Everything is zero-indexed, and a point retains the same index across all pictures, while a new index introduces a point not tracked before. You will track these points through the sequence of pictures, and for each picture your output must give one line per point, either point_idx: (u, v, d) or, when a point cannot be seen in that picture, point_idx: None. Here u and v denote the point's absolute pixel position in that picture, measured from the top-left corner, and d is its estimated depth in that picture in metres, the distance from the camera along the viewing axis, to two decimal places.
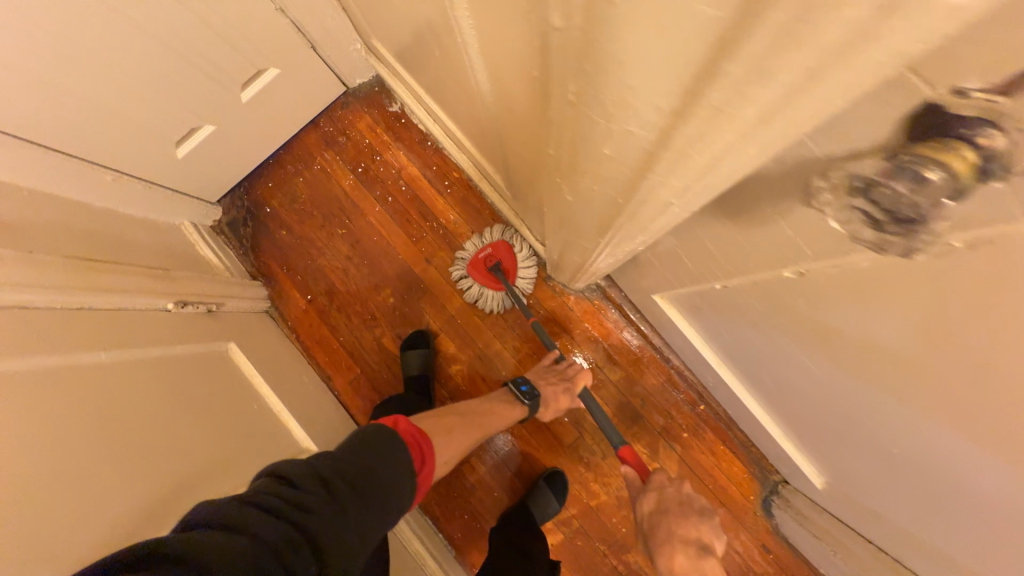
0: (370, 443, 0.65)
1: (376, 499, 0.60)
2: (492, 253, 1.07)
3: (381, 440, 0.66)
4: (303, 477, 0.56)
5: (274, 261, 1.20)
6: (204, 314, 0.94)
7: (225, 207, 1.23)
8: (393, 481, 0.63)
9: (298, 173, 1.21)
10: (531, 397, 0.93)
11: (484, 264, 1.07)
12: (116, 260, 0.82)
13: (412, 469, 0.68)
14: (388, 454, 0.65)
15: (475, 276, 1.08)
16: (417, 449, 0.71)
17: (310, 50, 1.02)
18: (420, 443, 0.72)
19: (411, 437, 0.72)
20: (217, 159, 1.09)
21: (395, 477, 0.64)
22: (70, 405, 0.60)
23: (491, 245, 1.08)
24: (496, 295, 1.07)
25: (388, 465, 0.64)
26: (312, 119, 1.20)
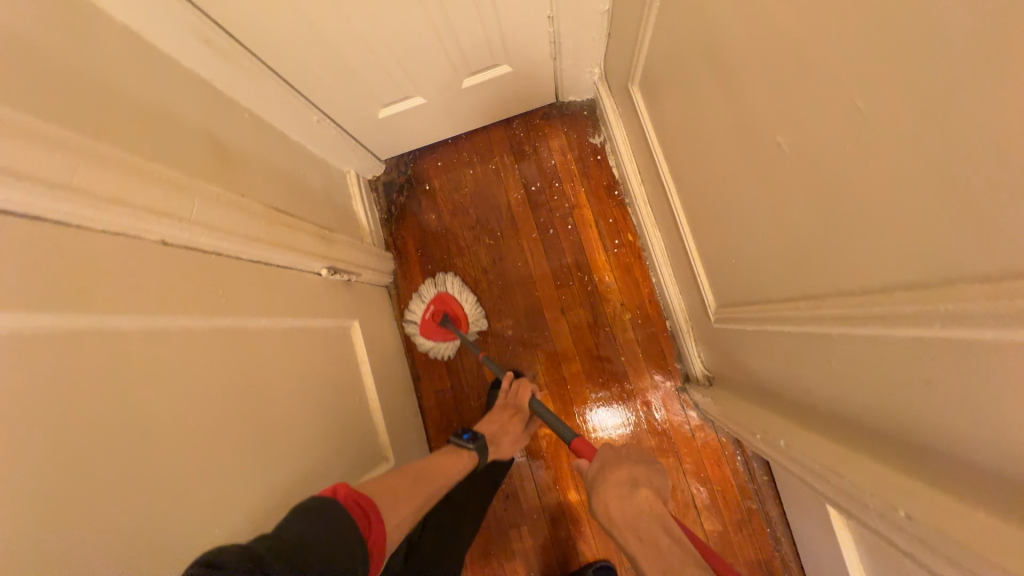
0: (319, 518, 0.49)
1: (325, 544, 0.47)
2: (437, 307, 1.07)
3: (315, 512, 0.50)
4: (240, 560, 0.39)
5: (411, 240, 1.17)
6: (343, 284, 0.91)
7: (388, 167, 1.20)
8: (352, 553, 0.48)
9: (470, 165, 1.15)
10: (477, 443, 0.83)
11: (432, 321, 1.06)
12: (296, 216, 0.80)
13: (360, 538, 0.51)
14: (325, 526, 0.49)
15: (431, 336, 1.07)
16: (366, 518, 0.54)
17: (550, 59, 0.94)
18: (368, 508, 0.55)
19: (359, 503, 0.55)
20: (407, 129, 1.05)
21: (353, 550, 0.49)
22: (233, 372, 0.58)
23: (433, 301, 1.08)
24: (449, 346, 1.07)
25: (345, 540, 0.49)
26: (506, 117, 1.13)
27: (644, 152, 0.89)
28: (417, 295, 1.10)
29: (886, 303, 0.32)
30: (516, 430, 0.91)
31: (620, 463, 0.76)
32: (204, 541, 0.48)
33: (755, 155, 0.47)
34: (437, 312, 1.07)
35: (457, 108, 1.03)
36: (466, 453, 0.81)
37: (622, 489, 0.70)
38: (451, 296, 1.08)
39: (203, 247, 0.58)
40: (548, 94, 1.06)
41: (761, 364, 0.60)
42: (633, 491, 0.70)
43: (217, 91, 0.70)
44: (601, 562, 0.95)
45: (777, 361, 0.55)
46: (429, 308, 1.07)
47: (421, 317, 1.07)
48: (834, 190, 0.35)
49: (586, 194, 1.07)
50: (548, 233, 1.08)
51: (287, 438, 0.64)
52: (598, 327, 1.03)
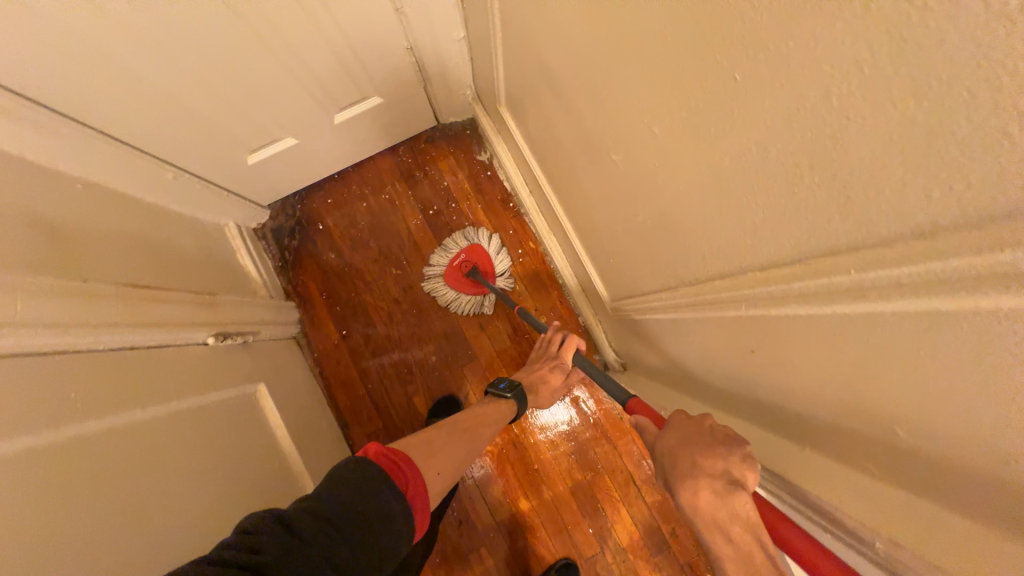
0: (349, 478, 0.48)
1: (359, 510, 0.45)
2: (468, 256, 1.05)
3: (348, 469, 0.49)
4: (271, 527, 0.40)
5: (314, 284, 1.11)
6: (239, 347, 0.84)
7: (273, 212, 1.12)
8: (388, 523, 0.47)
9: (363, 197, 1.12)
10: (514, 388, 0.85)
11: (461, 269, 1.05)
12: (165, 287, 0.72)
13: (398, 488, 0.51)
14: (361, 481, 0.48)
15: (450, 281, 1.06)
16: (407, 486, 0.53)
17: (421, 86, 0.95)
18: (407, 473, 0.54)
19: (399, 463, 0.54)
20: (285, 171, 1.00)
21: (390, 519, 0.47)
22: (109, 481, 0.50)
23: (465, 251, 1.06)
24: (475, 299, 1.05)
25: (383, 502, 0.48)
26: (391, 145, 1.12)
27: (524, 165, 0.93)
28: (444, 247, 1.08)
29: (711, 291, 0.37)
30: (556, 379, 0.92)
31: (704, 443, 0.43)
32: None
33: (599, 168, 0.52)
34: (469, 262, 1.05)
35: (334, 144, 1.00)
36: (503, 403, 0.82)
37: (718, 494, 0.39)
38: (485, 248, 1.06)
39: (41, 349, 0.50)
40: (427, 117, 1.07)
41: (655, 348, 0.65)
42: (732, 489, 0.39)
43: (35, 167, 0.61)
44: (561, 562, 0.97)
45: (661, 344, 0.61)
46: (460, 256, 1.05)
47: (448, 264, 1.06)
48: (659, 200, 0.40)
49: (483, 210, 1.10)
50: None
51: (194, 535, 0.57)
52: (518, 335, 1.06)
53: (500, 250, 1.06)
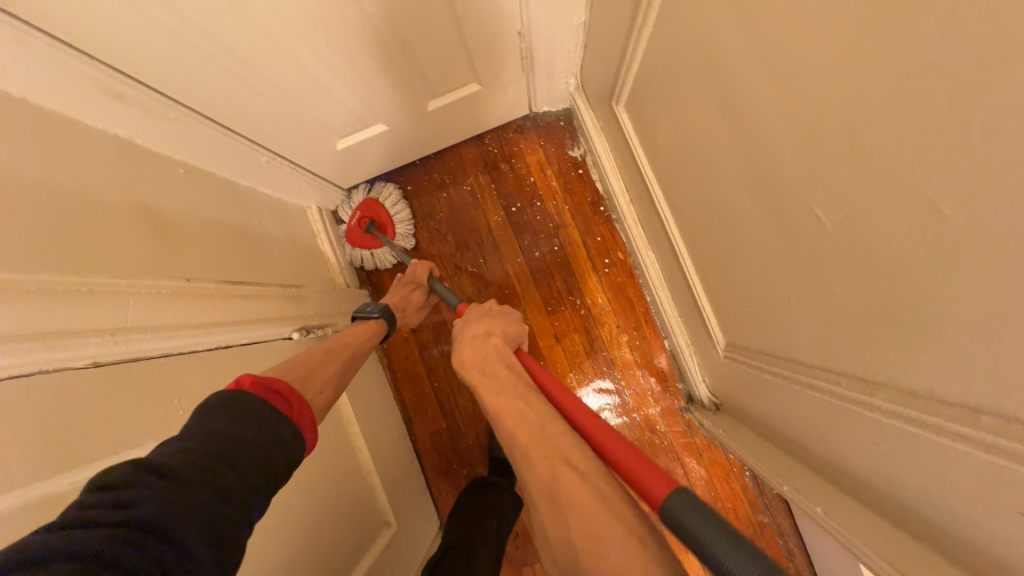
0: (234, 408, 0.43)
1: (243, 434, 0.41)
2: (364, 213, 1.01)
3: (214, 405, 0.43)
4: (133, 478, 0.33)
5: (387, 273, 1.08)
6: (319, 341, 0.83)
7: (352, 195, 1.10)
8: (275, 436, 0.44)
9: (443, 186, 1.06)
10: (383, 313, 0.82)
11: (360, 227, 1.01)
12: (255, 280, 0.71)
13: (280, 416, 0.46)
14: (242, 413, 0.43)
15: (355, 241, 1.02)
16: (286, 407, 0.49)
17: (521, 74, 0.86)
18: (284, 394, 0.49)
19: (273, 384, 0.49)
20: (372, 157, 0.96)
21: (277, 432, 0.44)
22: None
23: (361, 207, 1.02)
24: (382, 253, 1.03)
25: (267, 422, 0.44)
26: (478, 132, 1.05)
27: (631, 171, 0.83)
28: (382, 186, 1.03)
29: (978, 427, 0.28)
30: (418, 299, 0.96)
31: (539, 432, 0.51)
32: None
33: (781, 214, 0.42)
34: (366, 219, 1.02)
35: (424, 131, 0.94)
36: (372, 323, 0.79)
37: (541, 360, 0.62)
38: (379, 202, 1.03)
39: (153, 354, 0.49)
40: (522, 105, 0.98)
41: (789, 417, 0.56)
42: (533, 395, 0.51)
43: (144, 152, 0.59)
44: None
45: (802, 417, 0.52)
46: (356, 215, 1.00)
47: (347, 225, 1.02)
48: (908, 287, 0.30)
49: (570, 211, 1.01)
50: (534, 255, 1.02)
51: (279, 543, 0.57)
52: (596, 351, 0.99)
53: (395, 200, 1.04)
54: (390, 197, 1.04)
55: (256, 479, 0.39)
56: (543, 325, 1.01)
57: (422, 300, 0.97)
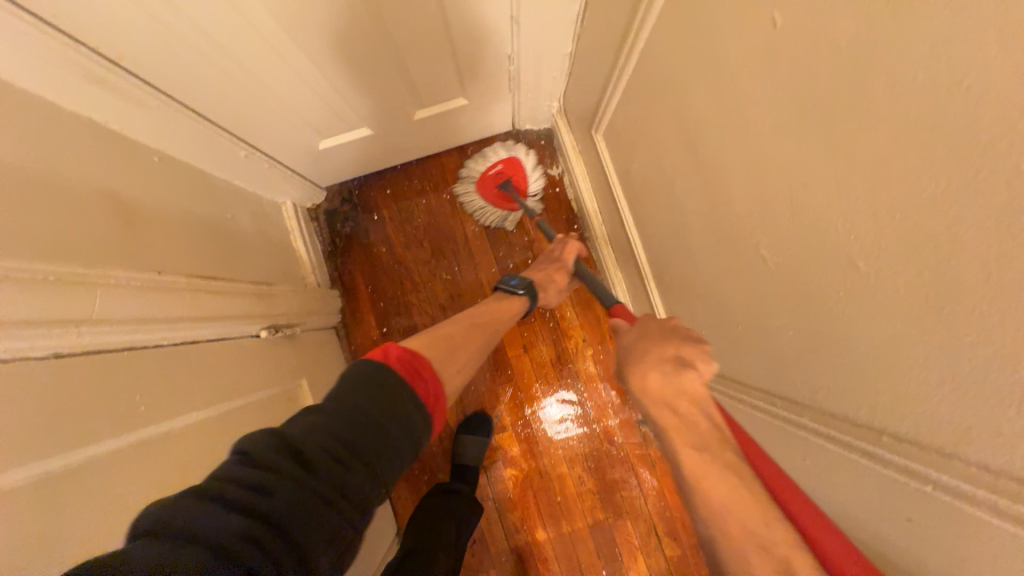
0: (372, 381, 0.44)
1: (363, 415, 0.40)
2: (505, 168, 0.98)
3: (363, 375, 0.44)
4: (268, 451, 0.34)
5: (360, 275, 1.07)
6: (287, 340, 0.82)
7: (329, 195, 1.09)
8: (398, 418, 0.42)
9: (423, 193, 1.08)
10: (526, 287, 0.81)
11: (495, 181, 1.00)
12: (226, 276, 0.70)
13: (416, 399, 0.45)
14: (382, 389, 0.43)
15: (483, 193, 1.01)
16: (428, 387, 0.48)
17: (508, 93, 0.90)
18: (418, 364, 0.50)
19: (412, 359, 0.49)
20: (353, 159, 0.97)
21: (400, 416, 0.42)
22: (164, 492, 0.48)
23: (501, 161, 0.99)
24: (499, 214, 1.03)
25: (394, 391, 0.44)
26: (460, 144, 1.07)
27: (605, 195, 0.88)
28: (482, 153, 1.00)
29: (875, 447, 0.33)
30: (563, 282, 0.89)
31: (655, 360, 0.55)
32: None
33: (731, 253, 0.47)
34: (504, 175, 0.99)
35: (408, 138, 0.95)
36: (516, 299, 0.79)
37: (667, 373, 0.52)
38: (520, 161, 0.99)
39: (116, 348, 0.48)
40: (505, 122, 1.02)
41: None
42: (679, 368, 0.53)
43: (118, 138, 0.57)
44: None
45: None
46: (497, 165, 0.98)
47: (479, 173, 1.00)
48: (827, 326, 0.35)
49: (545, 227, 1.05)
50: (508, 267, 1.05)
51: None
52: (561, 364, 1.02)
53: (537, 171, 1.01)
54: (530, 158, 1.00)
55: (376, 468, 0.38)
56: (512, 335, 1.04)
57: (568, 281, 0.91)
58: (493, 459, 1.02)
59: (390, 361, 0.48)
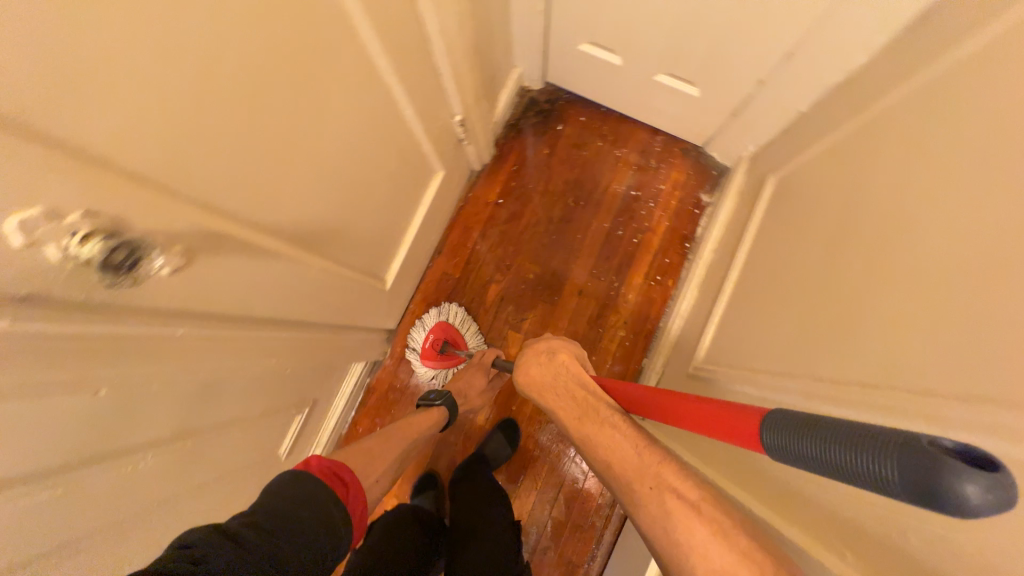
0: (279, 489, 0.61)
1: (295, 513, 0.58)
2: (439, 335, 1.13)
3: (288, 482, 0.62)
4: (204, 535, 0.48)
5: (516, 153, 1.26)
6: (455, 139, 1.01)
7: (543, 89, 1.29)
8: (315, 513, 0.60)
9: (604, 138, 1.26)
10: (443, 398, 0.97)
11: (432, 348, 1.12)
12: (473, 63, 0.90)
13: (337, 503, 0.64)
14: (298, 493, 0.61)
15: (428, 363, 1.12)
16: (348, 485, 0.69)
17: (728, 113, 1.04)
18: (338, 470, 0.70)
19: (332, 468, 0.69)
20: (587, 74, 1.15)
21: (316, 512, 0.60)
22: (372, 121, 0.67)
23: (434, 328, 1.13)
24: (449, 371, 1.14)
25: (309, 497, 0.61)
26: (657, 128, 1.24)
27: (737, 230, 1.00)
28: (423, 319, 1.16)
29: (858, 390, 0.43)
30: (480, 383, 1.05)
31: (558, 372, 0.78)
32: (291, 200, 0.56)
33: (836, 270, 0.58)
34: (438, 340, 1.13)
35: (634, 91, 1.13)
36: (433, 411, 0.94)
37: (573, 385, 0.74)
38: (452, 325, 1.15)
39: (422, 23, 0.67)
40: (703, 137, 1.17)
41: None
42: (558, 363, 0.79)
43: None
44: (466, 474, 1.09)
45: None
46: (430, 337, 1.12)
47: (420, 345, 1.13)
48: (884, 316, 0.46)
49: (666, 227, 1.19)
50: (616, 231, 1.20)
51: (361, 197, 0.74)
52: (595, 326, 1.14)
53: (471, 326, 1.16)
54: (457, 316, 1.16)
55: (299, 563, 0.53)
56: (580, 277, 1.18)
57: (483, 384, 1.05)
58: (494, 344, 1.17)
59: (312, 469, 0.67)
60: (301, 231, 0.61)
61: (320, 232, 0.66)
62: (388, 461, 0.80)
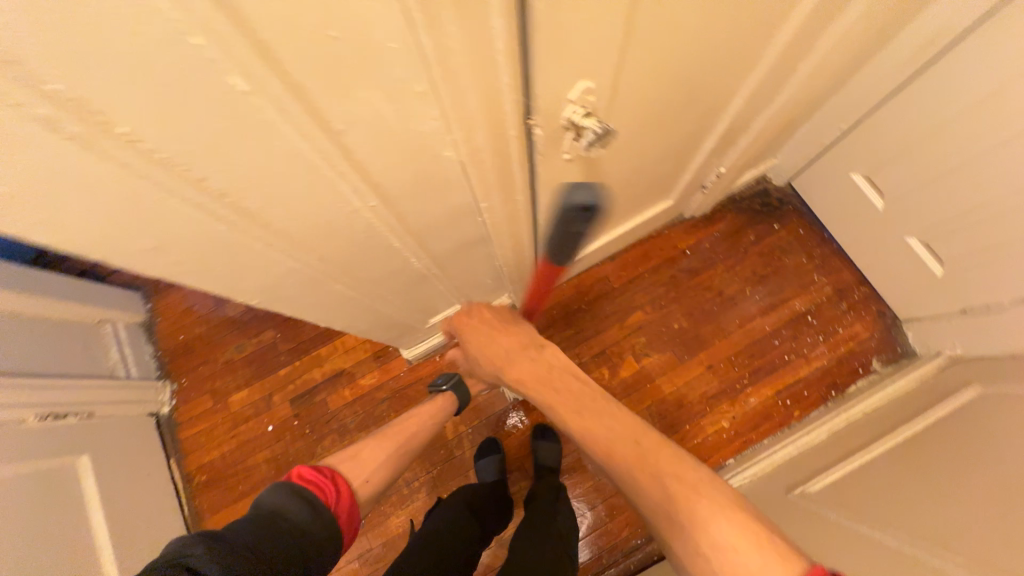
0: (266, 505, 0.63)
1: (282, 524, 0.61)
2: None
3: (280, 491, 0.65)
4: (187, 556, 0.51)
5: (725, 224, 1.33)
6: (700, 184, 1.10)
7: (781, 187, 1.34)
8: (303, 527, 0.62)
9: (811, 258, 1.28)
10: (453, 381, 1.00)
11: None
12: (764, 137, 0.98)
13: (327, 513, 0.66)
14: (285, 507, 0.63)
15: None
16: (332, 484, 0.71)
17: (958, 310, 1.02)
18: (326, 473, 0.72)
19: (317, 475, 0.71)
20: (837, 199, 1.18)
21: (303, 526, 0.62)
22: (691, 137, 0.78)
23: None
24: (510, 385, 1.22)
25: (295, 509, 0.63)
26: (866, 279, 1.25)
27: (902, 410, 0.99)
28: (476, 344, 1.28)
29: None
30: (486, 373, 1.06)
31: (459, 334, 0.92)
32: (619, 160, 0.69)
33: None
34: None
35: (872, 238, 1.14)
36: (442, 398, 0.98)
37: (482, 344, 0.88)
38: None
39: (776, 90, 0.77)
40: (910, 314, 1.16)
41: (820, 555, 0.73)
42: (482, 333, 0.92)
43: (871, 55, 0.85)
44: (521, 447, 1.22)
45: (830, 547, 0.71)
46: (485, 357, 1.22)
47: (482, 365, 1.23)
48: None
49: (821, 365, 1.20)
50: (773, 339, 1.23)
51: (632, 185, 0.86)
52: (705, 402, 1.20)
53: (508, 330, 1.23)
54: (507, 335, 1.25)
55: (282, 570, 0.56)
56: (716, 356, 1.23)
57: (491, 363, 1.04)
58: (611, 358, 1.26)
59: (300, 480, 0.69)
60: (600, 185, 0.74)
61: (602, 194, 0.80)
62: (388, 459, 0.82)
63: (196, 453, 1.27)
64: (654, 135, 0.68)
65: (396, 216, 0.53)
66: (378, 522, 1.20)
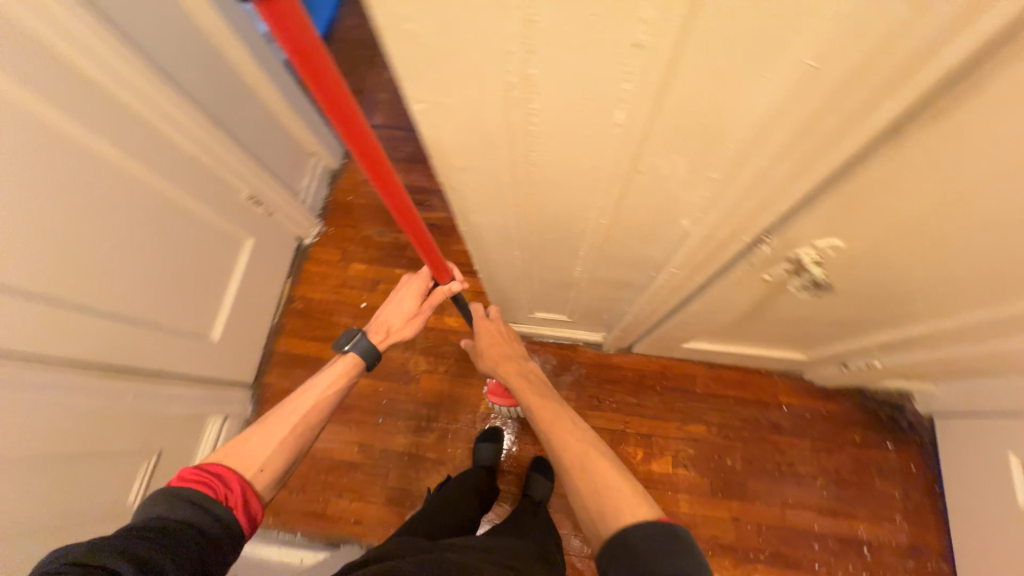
0: (163, 506, 0.61)
1: (173, 519, 0.59)
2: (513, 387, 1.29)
3: (162, 497, 0.63)
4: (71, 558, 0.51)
5: (836, 409, 1.25)
6: (845, 360, 1.05)
7: (920, 417, 1.21)
8: (196, 521, 0.60)
9: (904, 498, 1.17)
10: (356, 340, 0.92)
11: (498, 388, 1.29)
12: (944, 366, 0.91)
13: (217, 508, 0.64)
14: (171, 508, 0.61)
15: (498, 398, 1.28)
16: (220, 476, 0.68)
17: None
18: (214, 470, 0.69)
19: (207, 471, 0.69)
20: (973, 468, 1.06)
21: (197, 520, 0.61)
22: (876, 321, 0.76)
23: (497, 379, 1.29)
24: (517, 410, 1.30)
25: (184, 506, 0.61)
26: (950, 559, 1.11)
27: None
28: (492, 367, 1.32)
29: None
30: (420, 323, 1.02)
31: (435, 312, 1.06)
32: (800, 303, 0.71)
33: None
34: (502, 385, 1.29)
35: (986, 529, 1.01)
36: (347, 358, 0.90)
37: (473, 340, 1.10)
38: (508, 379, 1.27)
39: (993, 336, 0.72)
40: None
41: None
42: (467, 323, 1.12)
43: None
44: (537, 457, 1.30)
45: None
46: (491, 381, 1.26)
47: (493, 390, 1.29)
48: None
49: None
50: (812, 541, 1.15)
51: (786, 326, 0.86)
52: (711, 546, 1.16)
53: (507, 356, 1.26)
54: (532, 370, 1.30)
55: (175, 556, 0.55)
56: (749, 515, 1.18)
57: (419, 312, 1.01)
58: (652, 446, 1.26)
59: (193, 476, 0.67)
60: (766, 310, 0.76)
61: (757, 317, 0.81)
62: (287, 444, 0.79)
63: (305, 284, 1.50)
64: (849, 301, 0.68)
65: (606, 235, 0.62)
66: (386, 429, 1.34)
